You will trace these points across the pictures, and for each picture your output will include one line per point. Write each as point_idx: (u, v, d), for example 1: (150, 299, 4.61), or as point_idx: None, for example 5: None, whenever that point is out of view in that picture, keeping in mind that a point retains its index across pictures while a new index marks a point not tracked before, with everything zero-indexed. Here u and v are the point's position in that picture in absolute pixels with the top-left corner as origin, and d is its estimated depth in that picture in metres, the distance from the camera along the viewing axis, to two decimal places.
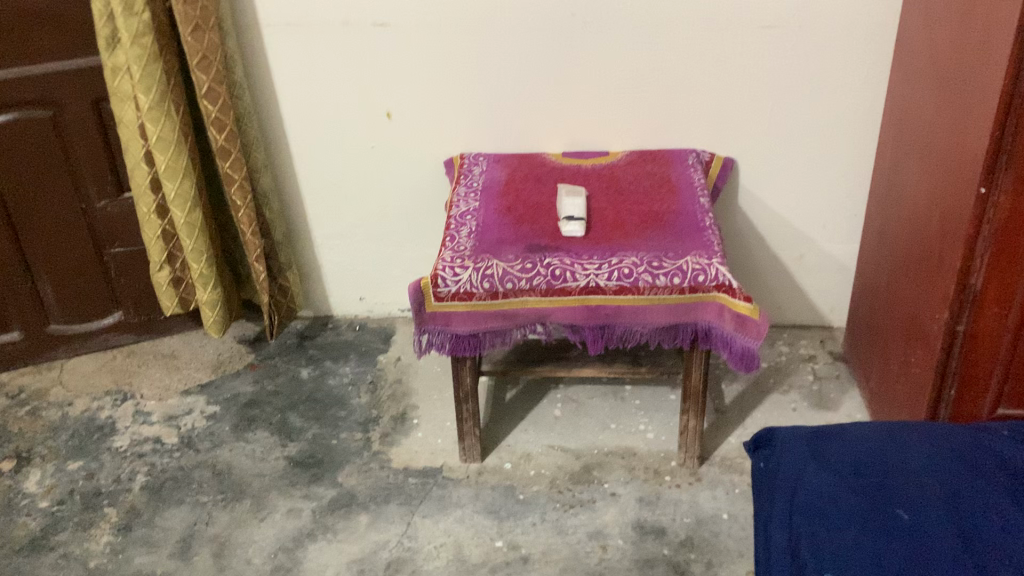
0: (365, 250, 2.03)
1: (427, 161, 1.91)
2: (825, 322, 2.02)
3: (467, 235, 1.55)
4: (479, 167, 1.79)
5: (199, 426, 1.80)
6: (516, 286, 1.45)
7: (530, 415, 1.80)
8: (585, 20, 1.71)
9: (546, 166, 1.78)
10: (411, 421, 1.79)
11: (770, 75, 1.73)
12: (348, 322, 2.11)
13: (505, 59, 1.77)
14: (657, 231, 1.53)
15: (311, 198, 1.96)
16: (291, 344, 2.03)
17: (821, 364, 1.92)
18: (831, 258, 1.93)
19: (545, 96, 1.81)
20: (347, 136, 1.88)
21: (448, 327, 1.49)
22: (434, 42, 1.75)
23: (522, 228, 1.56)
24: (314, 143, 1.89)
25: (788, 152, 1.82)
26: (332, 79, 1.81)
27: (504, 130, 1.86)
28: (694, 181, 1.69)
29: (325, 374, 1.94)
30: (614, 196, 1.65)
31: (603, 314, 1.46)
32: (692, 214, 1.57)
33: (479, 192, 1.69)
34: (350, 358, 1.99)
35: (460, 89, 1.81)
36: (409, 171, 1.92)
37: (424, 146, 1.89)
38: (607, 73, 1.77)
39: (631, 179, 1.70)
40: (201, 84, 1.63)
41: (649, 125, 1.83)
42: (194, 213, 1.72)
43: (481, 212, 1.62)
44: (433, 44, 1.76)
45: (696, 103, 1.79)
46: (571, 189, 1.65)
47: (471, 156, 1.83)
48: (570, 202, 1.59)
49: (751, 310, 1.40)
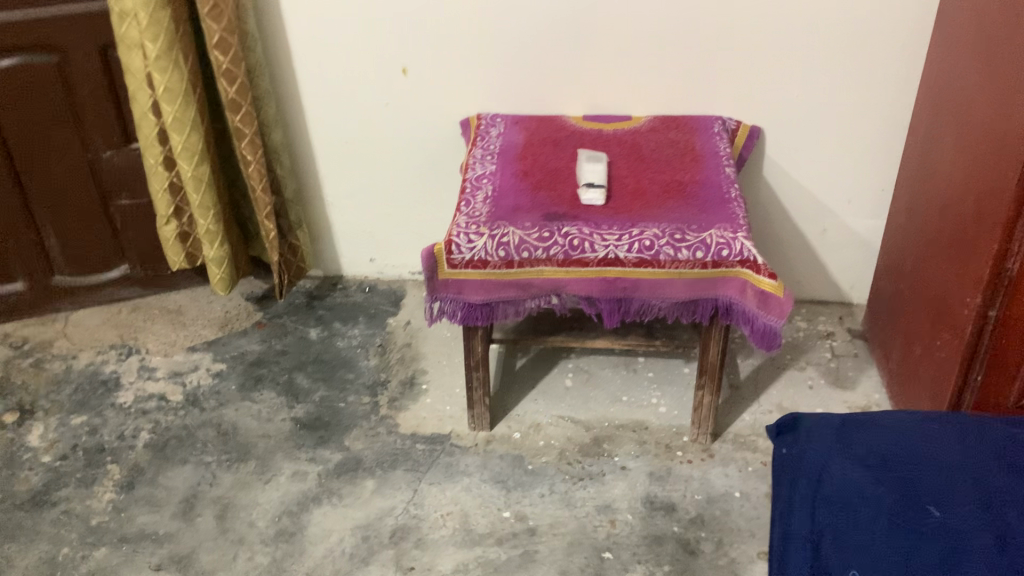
0: (377, 209, 1.99)
1: (444, 121, 1.85)
2: (845, 298, 1.98)
3: (483, 202, 1.51)
4: (496, 128, 1.74)
5: (204, 384, 1.78)
6: (532, 256, 1.41)
7: (540, 385, 1.77)
8: None
9: (566, 130, 1.73)
10: (420, 387, 1.76)
11: (802, 41, 1.67)
12: (358, 283, 2.08)
13: (527, 16, 1.71)
14: (680, 202, 1.48)
15: (323, 155, 1.91)
16: (300, 303, 2.00)
17: (839, 342, 1.88)
18: (855, 234, 1.88)
19: (567, 57, 1.75)
20: (362, 92, 1.83)
21: (461, 296, 1.46)
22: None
23: (540, 195, 1.52)
24: (327, 98, 1.84)
25: (815, 123, 1.76)
26: (346, 32, 1.75)
27: (524, 90, 1.80)
28: (720, 152, 1.64)
29: (334, 336, 1.91)
30: (636, 165, 1.60)
31: (621, 287, 1.42)
32: (715, 185, 1.53)
33: (495, 156, 1.65)
34: (359, 320, 1.96)
35: (478, 47, 1.75)
36: (425, 130, 1.87)
37: (440, 105, 1.83)
38: (633, 34, 1.71)
39: (655, 147, 1.66)
40: (212, 34, 1.58)
41: (674, 91, 1.77)
42: (202, 167, 1.68)
43: (497, 178, 1.58)
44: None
45: (723, 69, 1.73)
46: (591, 155, 1.60)
47: (489, 117, 1.78)
48: (590, 169, 1.54)
49: (775, 288, 1.36)
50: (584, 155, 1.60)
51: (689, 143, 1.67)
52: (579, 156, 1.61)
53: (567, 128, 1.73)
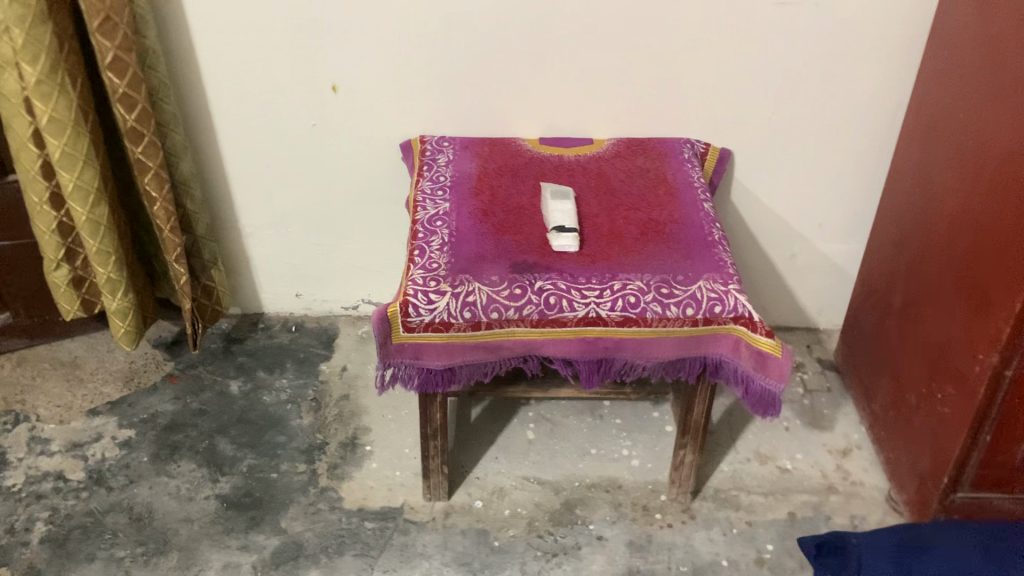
0: (303, 241, 1.76)
1: (381, 144, 1.64)
2: (811, 324, 1.87)
3: (440, 250, 1.31)
4: (444, 155, 1.54)
5: (110, 457, 1.53)
6: (502, 316, 1.23)
7: (500, 439, 1.58)
8: None
9: (522, 157, 1.54)
10: (363, 449, 1.57)
11: (780, 58, 1.52)
12: (283, 322, 1.85)
13: (481, 27, 1.50)
14: (663, 247, 1.32)
15: (241, 183, 1.67)
16: (217, 350, 1.77)
17: (811, 374, 1.77)
18: (825, 258, 1.78)
19: (524, 73, 1.56)
20: (286, 112, 1.59)
21: (419, 361, 1.27)
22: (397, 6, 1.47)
23: (504, 241, 1.34)
24: (246, 120, 1.60)
25: (789, 144, 1.63)
26: (266, 45, 1.51)
27: (474, 110, 1.60)
28: (695, 183, 1.49)
29: (259, 390, 1.68)
30: (607, 201, 1.43)
31: (602, 347, 1.26)
32: (697, 225, 1.38)
33: (445, 191, 1.45)
34: (287, 368, 1.73)
35: (420, 63, 1.54)
36: (359, 155, 1.65)
37: (378, 127, 1.62)
38: (597, 49, 1.53)
39: (624, 179, 1.49)
40: (104, 53, 1.32)
41: (639, 111, 1.60)
42: (98, 208, 1.43)
43: (452, 220, 1.38)
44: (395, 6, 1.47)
45: (693, 90, 1.57)
46: (555, 191, 1.42)
47: (433, 142, 1.58)
48: (558, 210, 1.37)
49: (773, 347, 1.21)
50: (549, 192, 1.42)
51: (659, 172, 1.51)
52: (543, 193, 1.43)
53: (523, 155, 1.54)
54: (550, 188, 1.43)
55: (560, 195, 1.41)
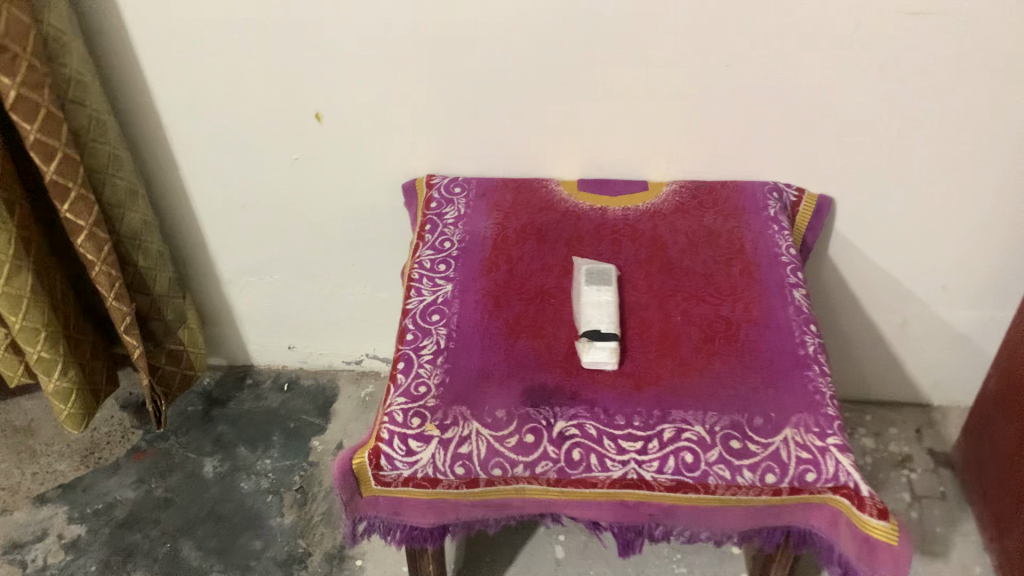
0: (294, 290, 1.45)
1: (382, 183, 1.31)
2: (921, 399, 1.50)
3: (432, 363, 0.99)
4: (453, 208, 1.20)
5: (53, 564, 1.28)
6: (507, 473, 0.91)
7: (521, 559, 1.28)
8: None
9: (555, 211, 1.19)
10: (353, 563, 1.28)
11: (907, 85, 1.12)
12: (273, 379, 1.56)
13: (501, 45, 1.13)
14: (734, 366, 0.97)
15: (214, 225, 1.37)
16: (193, 415, 1.49)
17: (920, 474, 1.41)
18: (945, 326, 1.39)
19: (559, 100, 1.20)
20: (260, 145, 1.27)
21: (400, 517, 0.95)
22: (389, 18, 1.11)
23: (518, 349, 1.00)
24: (213, 154, 1.28)
25: (909, 190, 1.24)
26: (228, 66, 1.18)
27: (496, 146, 1.25)
28: (781, 254, 1.12)
29: (237, 473, 1.41)
30: (661, 286, 1.08)
31: (646, 513, 0.93)
32: (784, 328, 1.02)
33: (447, 264, 1.12)
34: (273, 443, 1.45)
35: (426, 90, 1.19)
36: (355, 195, 1.32)
37: (376, 163, 1.28)
38: (656, 73, 1.15)
39: (686, 248, 1.13)
40: (3, 91, 1.00)
41: (710, 148, 1.23)
42: (18, 277, 1.12)
43: (453, 312, 1.05)
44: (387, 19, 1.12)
45: (784, 125, 1.19)
46: (591, 273, 1.08)
47: (440, 187, 1.23)
48: (592, 305, 1.03)
49: (887, 532, 0.85)
50: (582, 274, 1.08)
51: (732, 238, 1.14)
52: (575, 275, 1.08)
53: (555, 211, 1.19)
54: (586, 267, 1.09)
55: (596, 279, 1.06)
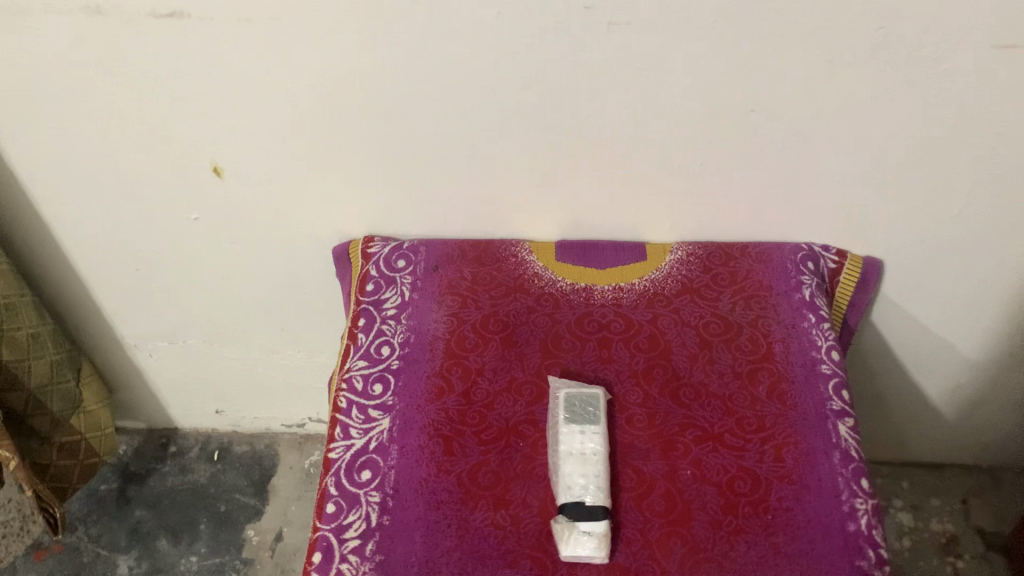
0: (214, 356, 1.20)
1: (307, 242, 1.03)
2: (968, 461, 1.27)
3: (359, 556, 0.74)
4: (395, 292, 0.92)
5: None
6: None
7: None
8: (611, 20, 0.76)
9: (527, 293, 0.92)
10: None
11: (993, 137, 0.83)
12: (202, 445, 1.33)
13: (440, 86, 0.83)
14: (762, 558, 0.73)
15: (106, 289, 1.10)
16: (108, 498, 1.26)
17: (967, 562, 1.18)
18: (1007, 394, 1.14)
19: (522, 150, 0.90)
20: (146, 202, 0.98)
21: None
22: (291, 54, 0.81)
23: (475, 530, 0.75)
24: (89, 213, 1.00)
25: (979, 257, 0.96)
26: (88, 114, 0.88)
27: (449, 203, 0.96)
28: (820, 361, 0.86)
29: (157, 575, 1.19)
30: (665, 421, 0.82)
31: None
32: (827, 492, 0.77)
33: (384, 386, 0.85)
34: (199, 533, 1.23)
35: (352, 139, 0.90)
36: (275, 254, 1.04)
37: (297, 220, 1.00)
38: (654, 119, 0.85)
39: (697, 353, 0.87)
40: None
41: (728, 205, 0.94)
42: None
43: (390, 467, 0.79)
44: (278, 51, 0.81)
45: (824, 179, 0.90)
46: (573, 404, 0.81)
47: (379, 259, 0.95)
48: (574, 461, 0.77)
49: None
50: (561, 406, 0.81)
51: (755, 338, 0.88)
52: (552, 406, 0.82)
53: (527, 293, 0.92)
54: (566, 395, 0.82)
55: (580, 416, 0.80)
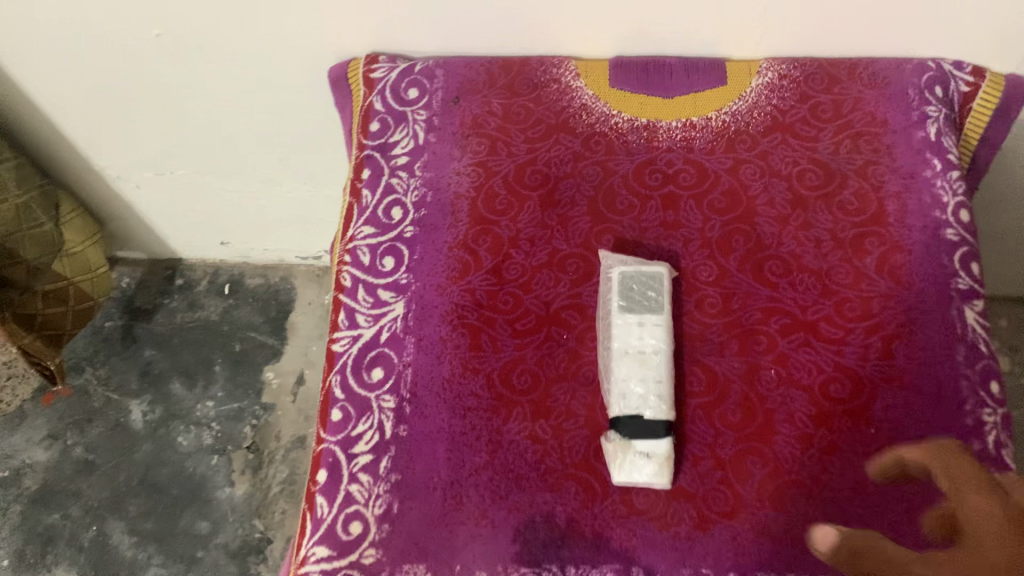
0: (207, 187, 1.04)
1: (296, 66, 0.83)
2: None
3: (372, 476, 0.62)
4: (407, 136, 0.74)
5: None
6: None
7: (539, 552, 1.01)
8: None
9: (572, 134, 0.73)
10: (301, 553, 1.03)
11: None
12: (210, 278, 1.20)
13: None
14: (861, 486, 0.59)
15: (68, 120, 0.93)
16: (115, 336, 1.16)
17: None
18: None
19: None
20: (92, 26, 0.78)
21: None
22: None
23: (510, 444, 0.62)
24: (25, 40, 0.80)
25: None
26: None
27: (473, 17, 0.74)
28: (945, 224, 0.67)
29: (172, 421, 1.11)
30: (744, 308, 0.65)
31: None
32: (946, 402, 0.61)
33: (396, 260, 0.69)
34: (214, 376, 1.14)
35: None
36: (259, 74, 0.85)
37: (281, 40, 0.79)
38: None
39: (786, 215, 0.69)
40: None
41: (836, 18, 0.71)
42: None
43: (405, 364, 0.65)
44: None
45: None
46: (632, 288, 0.64)
47: (385, 87, 0.76)
48: (630, 364, 0.62)
49: None
50: (616, 290, 0.65)
51: (864, 192, 0.69)
52: (604, 289, 0.66)
53: (571, 133, 0.73)
54: (622, 276, 0.65)
55: (638, 305, 0.64)
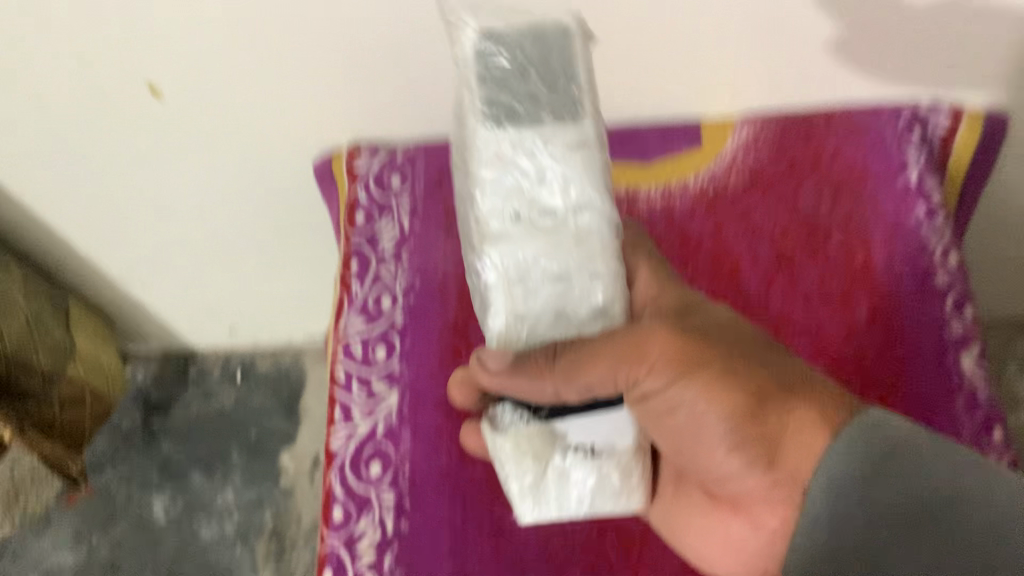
0: (213, 282, 1.06)
1: (282, 163, 0.83)
2: None
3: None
4: (388, 229, 0.77)
5: None
6: None
7: None
8: None
9: None
10: None
11: None
12: (222, 366, 1.21)
13: None
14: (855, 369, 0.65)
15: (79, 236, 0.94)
16: (133, 432, 1.17)
17: None
18: None
19: None
20: (81, 148, 0.79)
21: None
22: None
23: (512, 532, 0.65)
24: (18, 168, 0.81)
25: None
26: None
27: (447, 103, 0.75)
28: (934, 270, 0.68)
29: (194, 513, 1.12)
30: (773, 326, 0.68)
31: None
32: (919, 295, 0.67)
33: (387, 349, 0.72)
34: (233, 464, 1.15)
35: (310, 52, 0.68)
36: (246, 178, 0.86)
37: (264, 141, 0.80)
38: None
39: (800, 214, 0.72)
40: None
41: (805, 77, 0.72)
42: None
43: (403, 458, 0.68)
44: None
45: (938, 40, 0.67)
46: (501, 53, 0.49)
47: (368, 178, 0.78)
48: (520, 195, 0.49)
49: None
50: (501, 11, 0.51)
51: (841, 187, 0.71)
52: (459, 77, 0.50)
53: None
54: (490, 65, 0.49)
55: (533, 94, 0.49)
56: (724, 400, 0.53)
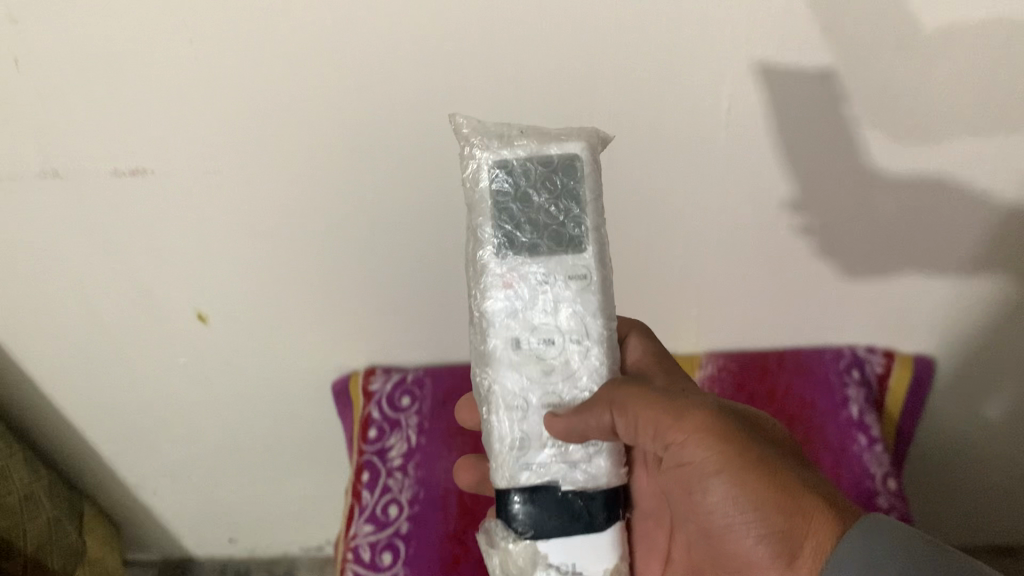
0: (224, 494, 1.13)
1: (304, 385, 0.94)
2: None
3: None
4: (397, 446, 0.87)
5: None
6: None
7: None
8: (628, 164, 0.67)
9: None
10: None
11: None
12: None
13: (431, 240, 0.75)
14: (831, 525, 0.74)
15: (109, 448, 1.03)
16: None
17: None
18: None
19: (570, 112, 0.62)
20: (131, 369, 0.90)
21: None
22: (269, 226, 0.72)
23: None
24: (70, 386, 0.91)
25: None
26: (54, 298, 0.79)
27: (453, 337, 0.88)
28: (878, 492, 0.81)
29: None
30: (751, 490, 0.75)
31: None
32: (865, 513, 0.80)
33: (393, 555, 0.81)
34: None
35: (342, 295, 0.81)
36: (270, 397, 0.97)
37: (292, 366, 0.91)
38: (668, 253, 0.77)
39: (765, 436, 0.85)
40: None
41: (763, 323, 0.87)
42: None
43: None
44: (249, 218, 0.71)
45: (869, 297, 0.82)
46: (508, 183, 0.54)
47: (381, 398, 0.89)
48: (516, 316, 0.57)
49: None
50: (512, 134, 0.54)
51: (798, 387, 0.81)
52: (468, 202, 0.55)
53: None
54: (496, 193, 0.54)
55: (536, 220, 0.55)
56: (757, 504, 0.52)
